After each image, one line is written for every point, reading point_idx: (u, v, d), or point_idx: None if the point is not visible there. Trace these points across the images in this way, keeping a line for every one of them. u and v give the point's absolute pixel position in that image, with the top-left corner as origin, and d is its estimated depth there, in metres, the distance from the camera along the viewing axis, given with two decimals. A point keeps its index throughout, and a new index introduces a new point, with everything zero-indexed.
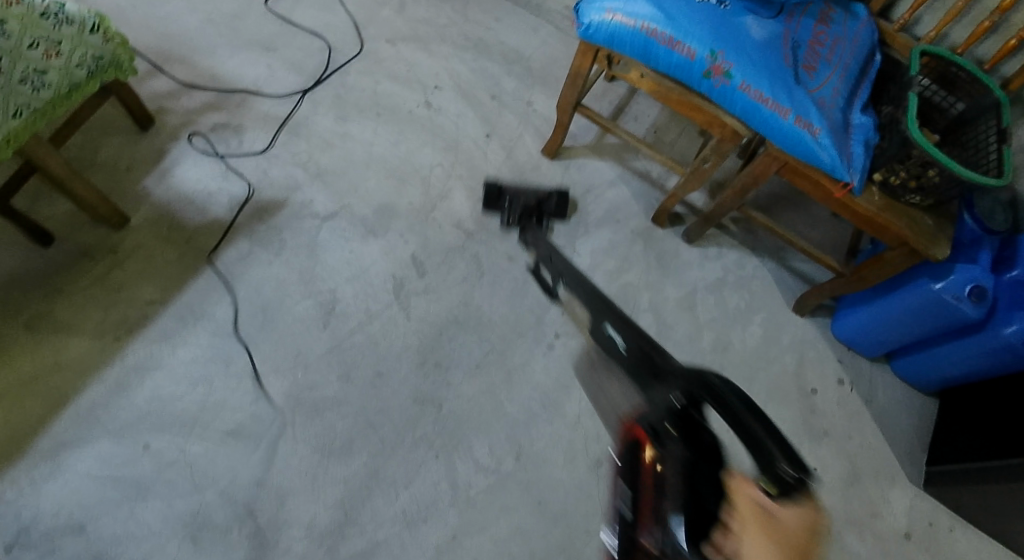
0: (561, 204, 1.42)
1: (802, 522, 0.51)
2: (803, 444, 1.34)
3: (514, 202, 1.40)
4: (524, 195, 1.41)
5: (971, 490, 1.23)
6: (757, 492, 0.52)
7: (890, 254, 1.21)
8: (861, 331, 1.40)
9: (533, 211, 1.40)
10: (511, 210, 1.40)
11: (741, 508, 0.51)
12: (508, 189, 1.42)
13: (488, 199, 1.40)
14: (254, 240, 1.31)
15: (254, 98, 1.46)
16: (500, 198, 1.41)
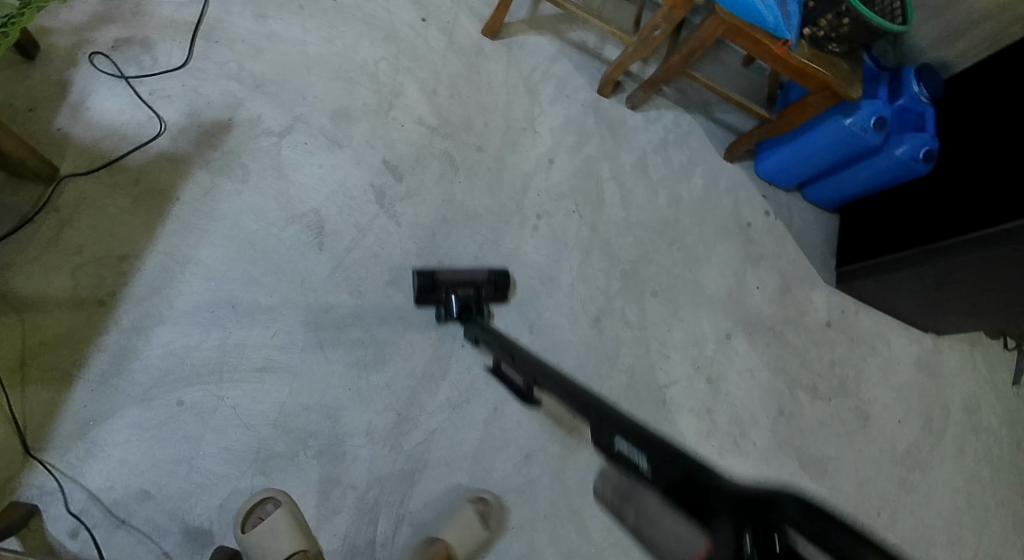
0: (500, 287, 1.28)
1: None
2: (747, 269, 1.70)
3: (452, 295, 1.23)
4: (458, 282, 1.24)
5: (876, 276, 1.71)
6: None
7: (813, 99, 1.43)
8: (782, 169, 1.72)
9: (473, 303, 1.23)
10: (449, 306, 1.23)
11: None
12: (442, 277, 1.24)
13: (422, 292, 1.22)
14: (212, 170, 1.18)
15: (151, 2, 1.25)
16: (434, 292, 1.23)
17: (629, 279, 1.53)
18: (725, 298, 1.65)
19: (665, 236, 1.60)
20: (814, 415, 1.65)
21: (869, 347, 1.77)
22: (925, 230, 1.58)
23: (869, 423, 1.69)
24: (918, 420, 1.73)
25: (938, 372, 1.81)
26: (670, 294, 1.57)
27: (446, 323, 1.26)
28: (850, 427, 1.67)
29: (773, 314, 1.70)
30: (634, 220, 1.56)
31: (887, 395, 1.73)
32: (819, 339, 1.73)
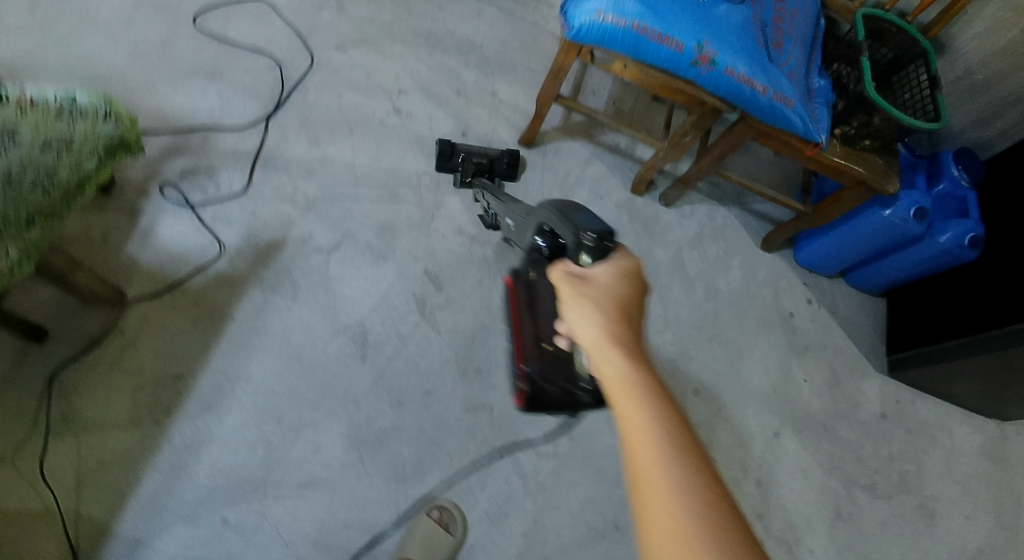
0: (513, 163, 1.44)
1: (608, 276, 0.76)
2: (792, 361, 1.65)
3: (468, 162, 1.41)
4: (475, 153, 1.42)
5: (935, 366, 1.62)
6: (570, 266, 0.78)
7: (848, 192, 1.42)
8: (821, 258, 1.69)
9: (486, 168, 1.41)
10: (465, 169, 1.40)
11: (563, 284, 0.75)
12: (462, 147, 1.43)
13: (442, 157, 1.40)
14: (265, 289, 1.25)
15: (218, 134, 1.34)
16: (453, 157, 1.41)
17: (670, 377, 1.51)
18: (770, 393, 1.60)
19: (706, 331, 1.58)
20: (873, 516, 1.55)
21: (930, 440, 1.67)
22: (987, 319, 1.49)
23: (934, 522, 1.58)
24: (990, 518, 1.61)
25: (1008, 462, 1.69)
26: (712, 392, 1.54)
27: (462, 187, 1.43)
28: (914, 529, 1.56)
29: (824, 409, 1.64)
30: (671, 317, 1.56)
31: (954, 492, 1.62)
32: (874, 433, 1.65)
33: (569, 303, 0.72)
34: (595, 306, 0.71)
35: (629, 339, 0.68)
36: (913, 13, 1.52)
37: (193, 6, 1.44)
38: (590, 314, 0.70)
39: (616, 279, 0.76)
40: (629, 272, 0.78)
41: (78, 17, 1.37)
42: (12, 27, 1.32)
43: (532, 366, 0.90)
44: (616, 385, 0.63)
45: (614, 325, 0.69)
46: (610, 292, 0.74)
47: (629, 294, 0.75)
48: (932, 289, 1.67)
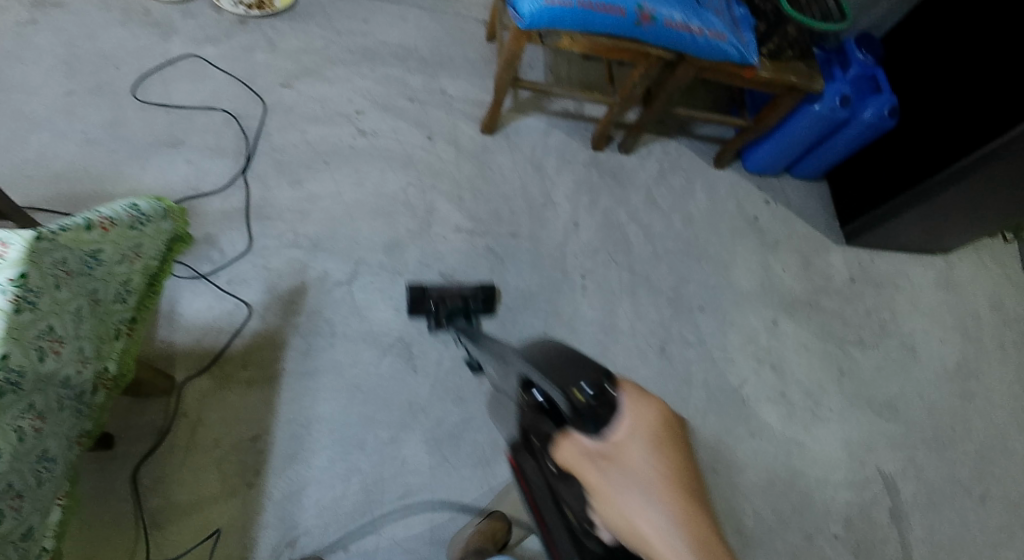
0: (488, 299, 1.37)
1: (631, 436, 0.56)
2: (768, 257, 1.84)
3: (441, 305, 1.34)
4: (449, 294, 1.35)
5: (886, 224, 1.85)
6: (579, 438, 0.57)
7: (784, 99, 1.61)
8: (767, 162, 1.89)
9: (462, 308, 1.35)
10: (438, 313, 1.33)
11: (591, 474, 0.55)
12: (434, 290, 1.35)
13: (414, 301, 1.34)
14: (304, 334, 1.29)
15: (203, 200, 1.33)
16: (425, 302, 1.34)
17: (676, 303, 1.65)
18: (759, 289, 1.78)
19: (692, 253, 1.74)
20: (868, 364, 1.78)
21: (892, 287, 1.92)
22: (922, 171, 1.75)
23: (915, 352, 1.83)
24: (954, 333, 1.89)
25: (954, 285, 1.98)
26: (714, 304, 1.70)
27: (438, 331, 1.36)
28: (901, 363, 1.81)
29: (805, 289, 1.85)
30: (662, 250, 1.70)
31: (923, 322, 1.88)
32: (849, 296, 1.88)
33: (616, 505, 0.53)
34: (647, 502, 0.52)
35: (700, 536, 0.51)
36: None
37: (127, 79, 1.37)
38: (644, 516, 0.52)
39: (655, 453, 0.55)
40: (659, 425, 0.57)
41: (13, 119, 1.27)
42: None
43: None
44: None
45: (684, 534, 0.51)
46: (647, 467, 0.54)
47: (675, 460, 0.55)
48: (865, 160, 1.92)
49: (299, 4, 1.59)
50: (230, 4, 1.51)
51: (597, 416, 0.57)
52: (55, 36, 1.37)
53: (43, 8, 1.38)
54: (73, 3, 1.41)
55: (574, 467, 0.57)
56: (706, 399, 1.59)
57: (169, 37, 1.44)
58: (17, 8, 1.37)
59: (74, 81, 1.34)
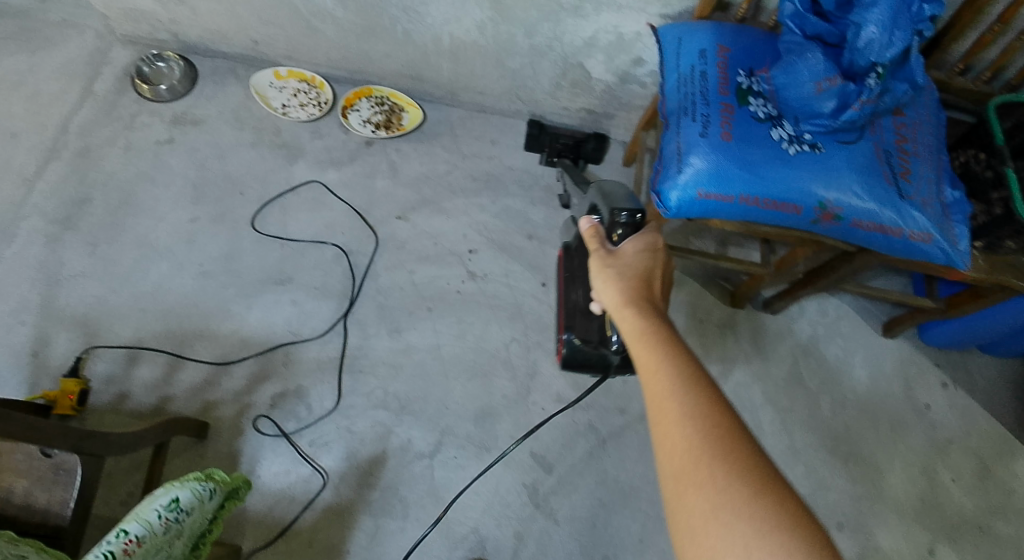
0: (599, 146, 1.48)
1: (632, 242, 0.83)
2: (935, 461, 1.44)
3: (555, 142, 1.48)
4: (562, 134, 1.48)
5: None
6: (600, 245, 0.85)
7: (994, 294, 1.25)
8: (951, 339, 1.49)
9: (572, 149, 1.48)
10: (552, 149, 1.48)
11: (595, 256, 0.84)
12: (551, 129, 1.49)
13: (531, 137, 1.48)
14: (375, 512, 1.19)
15: (300, 347, 1.28)
16: (541, 139, 1.47)
17: None
18: (920, 505, 1.40)
19: (840, 449, 1.41)
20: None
21: None
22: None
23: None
24: None
25: None
26: (858, 521, 1.36)
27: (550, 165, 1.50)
28: None
29: (978, 508, 1.41)
30: (800, 442, 1.40)
31: None
32: None
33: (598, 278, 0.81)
34: (617, 281, 0.78)
35: (647, 301, 0.75)
36: None
37: (249, 207, 1.36)
38: (610, 284, 0.78)
39: (641, 252, 0.82)
40: (654, 244, 0.83)
41: (139, 247, 1.30)
42: (79, 273, 1.26)
43: (573, 333, 0.91)
44: (630, 335, 0.72)
45: (639, 303, 0.75)
46: (634, 265, 0.81)
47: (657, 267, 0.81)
48: None
49: (427, 122, 1.50)
50: (357, 123, 1.45)
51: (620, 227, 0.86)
52: (188, 157, 1.38)
53: (182, 126, 1.40)
54: (209, 121, 1.41)
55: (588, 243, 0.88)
56: None
57: (296, 159, 1.42)
58: (158, 125, 1.39)
59: (200, 207, 1.35)
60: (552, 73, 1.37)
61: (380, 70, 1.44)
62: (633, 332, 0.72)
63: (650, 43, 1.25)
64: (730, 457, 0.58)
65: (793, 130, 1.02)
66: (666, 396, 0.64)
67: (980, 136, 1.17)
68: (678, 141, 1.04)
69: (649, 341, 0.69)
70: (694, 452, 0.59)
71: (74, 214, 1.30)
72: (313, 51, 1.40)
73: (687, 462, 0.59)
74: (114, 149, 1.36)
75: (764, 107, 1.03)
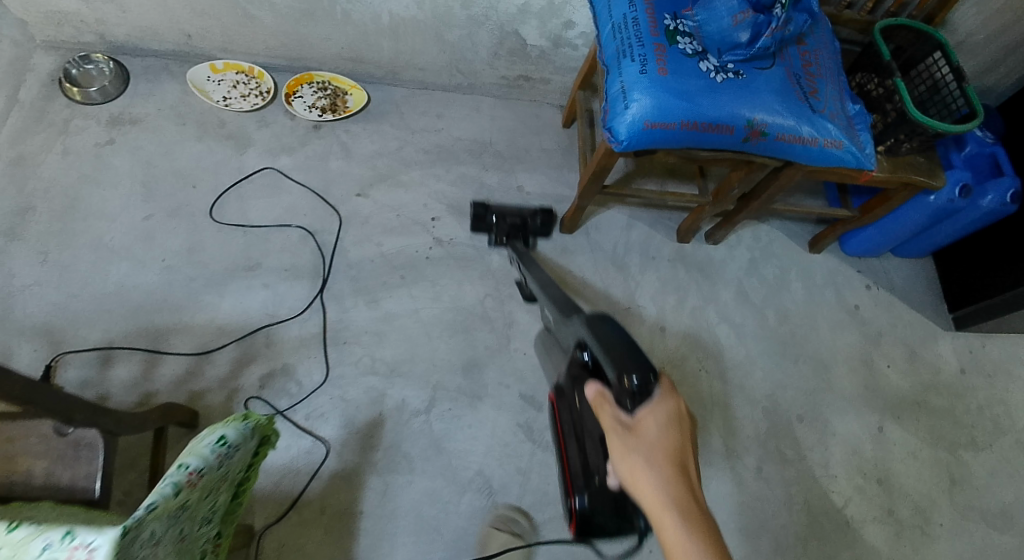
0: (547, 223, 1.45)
1: (650, 408, 0.73)
2: (870, 352, 1.68)
3: (502, 222, 1.43)
4: (509, 213, 1.43)
5: (1010, 313, 1.65)
6: (616, 413, 0.74)
7: (898, 194, 1.46)
8: (868, 247, 1.72)
9: (519, 228, 1.44)
10: (499, 230, 1.43)
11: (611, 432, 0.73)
12: (495, 208, 1.43)
13: (475, 219, 1.42)
14: (381, 471, 1.23)
15: (279, 327, 1.29)
16: (487, 218, 1.42)
17: (772, 412, 1.52)
18: (858, 391, 1.62)
19: (788, 354, 1.59)
20: (982, 469, 1.60)
21: (1010, 379, 1.72)
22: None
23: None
24: None
25: None
26: (811, 412, 1.55)
27: (497, 245, 1.46)
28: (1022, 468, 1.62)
29: (904, 385, 1.66)
30: (754, 352, 1.56)
31: None
32: (962, 392, 1.69)
33: (619, 463, 0.70)
34: (648, 466, 0.67)
35: (686, 499, 0.66)
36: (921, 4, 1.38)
37: (205, 199, 1.35)
38: (643, 473, 0.67)
39: (663, 425, 0.72)
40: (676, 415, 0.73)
41: (95, 250, 1.27)
42: (33, 283, 1.22)
43: (584, 496, 0.81)
44: (671, 548, 0.63)
45: (675, 490, 0.66)
46: (658, 441, 0.70)
47: (682, 438, 0.71)
48: (982, 240, 1.71)
49: (372, 103, 1.54)
50: (303, 109, 1.47)
51: (633, 398, 0.75)
52: (133, 157, 1.35)
53: (121, 126, 1.37)
54: (149, 119, 1.39)
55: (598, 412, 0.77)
56: (807, 523, 1.44)
57: (245, 148, 1.41)
58: (95, 127, 1.36)
59: (153, 204, 1.32)
60: (490, 42, 1.45)
61: (320, 55, 1.47)
62: (675, 542, 0.62)
63: (578, 4, 1.36)
64: None
65: (717, 62, 1.13)
66: None
67: (871, 57, 1.38)
68: (621, 81, 1.12)
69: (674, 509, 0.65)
70: None
71: (18, 224, 1.25)
72: (251, 40, 1.42)
73: None
74: (51, 155, 1.32)
75: (691, 44, 1.13)
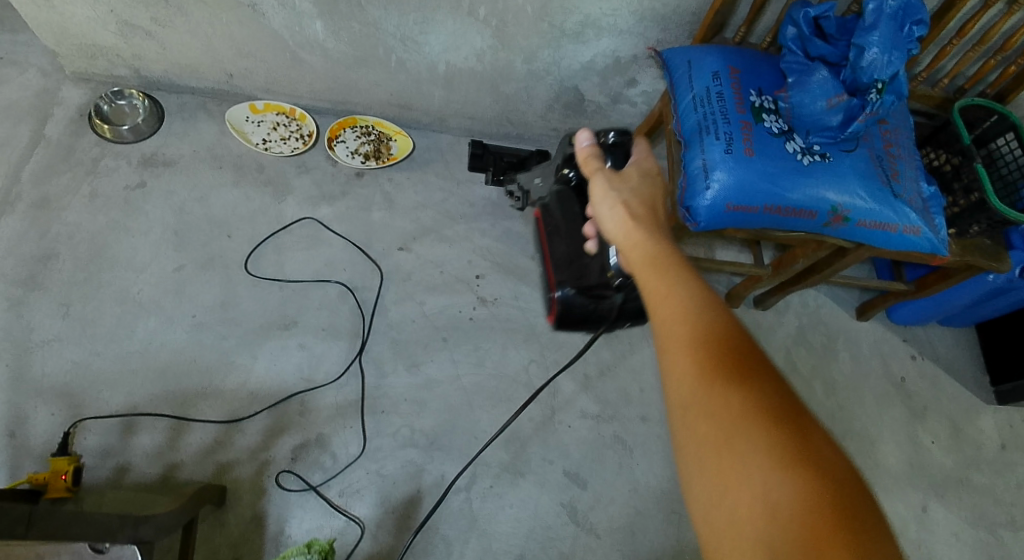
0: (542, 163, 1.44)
1: (636, 160, 0.79)
2: (916, 428, 1.61)
3: (500, 161, 1.45)
4: (506, 153, 1.45)
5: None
6: (595, 159, 0.78)
7: (960, 272, 1.40)
8: (913, 318, 1.65)
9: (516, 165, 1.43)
10: (495, 168, 1.44)
11: (596, 179, 0.75)
12: (495, 150, 1.46)
13: (473, 156, 1.44)
14: (418, 557, 1.14)
15: (315, 394, 1.20)
16: (483, 158, 1.44)
17: None
18: (906, 468, 1.55)
19: (835, 429, 1.53)
20: None
21: None
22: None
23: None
24: None
25: None
26: None
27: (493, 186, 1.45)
28: None
29: (953, 463, 1.59)
30: None
31: None
32: (1007, 472, 1.62)
33: (603, 200, 0.73)
34: (622, 206, 0.72)
35: (676, 275, 0.63)
36: (996, 82, 1.33)
37: (239, 249, 1.27)
38: (615, 212, 0.72)
39: (646, 185, 0.75)
40: (655, 170, 0.78)
41: (120, 302, 1.18)
42: (53, 338, 1.14)
43: (567, 288, 0.88)
44: (642, 266, 0.66)
45: (712, 378, 0.55)
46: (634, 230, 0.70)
47: (660, 190, 0.77)
48: None
49: (416, 150, 1.46)
50: (345, 155, 1.40)
51: (613, 155, 0.82)
52: (165, 201, 1.27)
53: (153, 168, 1.29)
54: (183, 161, 1.31)
55: (585, 167, 0.78)
56: None
57: (283, 196, 1.34)
58: (125, 167, 1.28)
59: (184, 254, 1.24)
60: (546, 96, 1.39)
61: (366, 99, 1.40)
62: (653, 288, 0.63)
63: (645, 65, 1.30)
64: (735, 380, 0.55)
65: (803, 142, 1.07)
66: (688, 388, 0.56)
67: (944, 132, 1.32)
68: (702, 158, 1.05)
69: (741, 442, 0.52)
70: (721, 391, 0.54)
71: (39, 272, 1.17)
72: (296, 83, 1.34)
73: (709, 428, 0.53)
74: (77, 198, 1.23)
75: (777, 122, 1.07)
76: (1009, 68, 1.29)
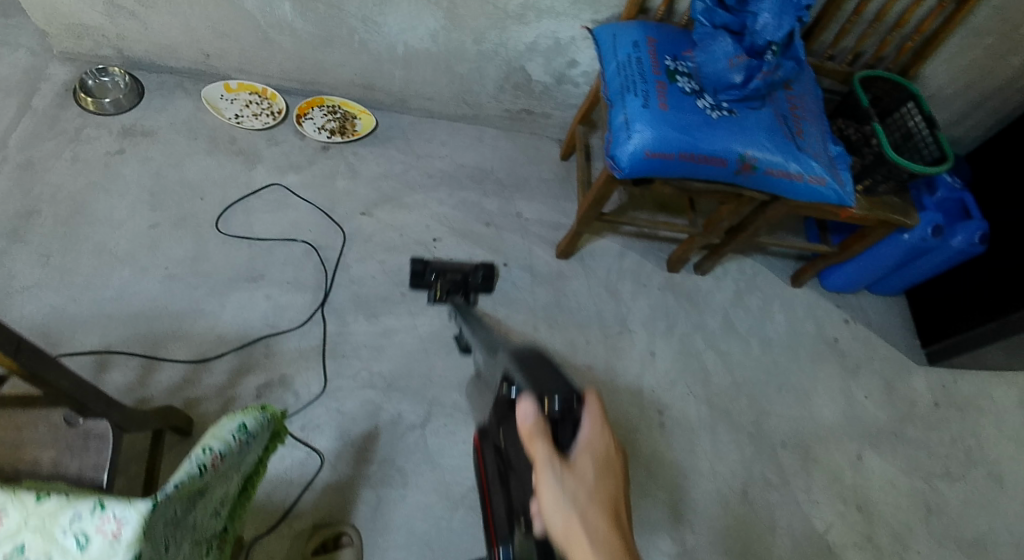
0: (487, 277, 1.45)
1: (585, 444, 0.69)
2: (849, 384, 1.72)
3: (442, 279, 1.42)
4: (449, 269, 1.43)
5: (980, 349, 1.71)
6: (542, 443, 0.66)
7: (875, 231, 1.55)
8: (845, 283, 1.80)
9: (461, 284, 1.42)
10: (439, 286, 1.41)
11: (546, 475, 0.65)
12: (436, 264, 1.43)
13: (415, 275, 1.40)
14: (375, 485, 1.22)
15: (280, 339, 1.29)
16: (426, 275, 1.41)
17: (757, 439, 1.55)
18: (841, 419, 1.66)
19: (772, 382, 1.64)
20: (960, 501, 1.62)
21: (981, 412, 1.77)
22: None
23: (1005, 484, 1.67)
24: None
25: None
26: (796, 440, 1.59)
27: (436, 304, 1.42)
28: (995, 500, 1.64)
29: (886, 417, 1.70)
30: (738, 378, 1.61)
31: (1013, 453, 1.72)
32: (936, 424, 1.73)
33: (555, 507, 0.63)
34: (575, 511, 0.63)
35: None
36: (896, 59, 1.51)
37: (211, 210, 1.37)
38: (565, 518, 0.62)
39: (598, 475, 0.67)
40: (606, 455, 0.69)
41: (97, 254, 1.27)
42: (33, 284, 1.22)
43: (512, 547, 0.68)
44: None
45: None
46: (584, 532, 0.62)
47: (615, 485, 0.68)
48: (951, 280, 1.79)
49: (379, 128, 1.59)
50: (313, 130, 1.52)
51: (560, 429, 0.70)
52: (142, 166, 1.38)
53: (132, 137, 1.40)
54: (160, 132, 1.42)
55: (529, 446, 0.68)
56: (792, 550, 1.45)
57: (254, 164, 1.45)
58: (106, 137, 1.39)
59: (159, 213, 1.34)
60: (496, 77, 1.53)
61: (332, 80, 1.53)
62: None
63: (583, 45, 1.45)
64: None
65: (713, 100, 1.22)
66: None
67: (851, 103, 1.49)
68: (624, 113, 1.19)
69: None
70: None
71: (21, 226, 1.26)
72: (267, 63, 1.47)
73: None
74: (61, 162, 1.34)
75: (689, 83, 1.22)
76: (906, 45, 1.47)
